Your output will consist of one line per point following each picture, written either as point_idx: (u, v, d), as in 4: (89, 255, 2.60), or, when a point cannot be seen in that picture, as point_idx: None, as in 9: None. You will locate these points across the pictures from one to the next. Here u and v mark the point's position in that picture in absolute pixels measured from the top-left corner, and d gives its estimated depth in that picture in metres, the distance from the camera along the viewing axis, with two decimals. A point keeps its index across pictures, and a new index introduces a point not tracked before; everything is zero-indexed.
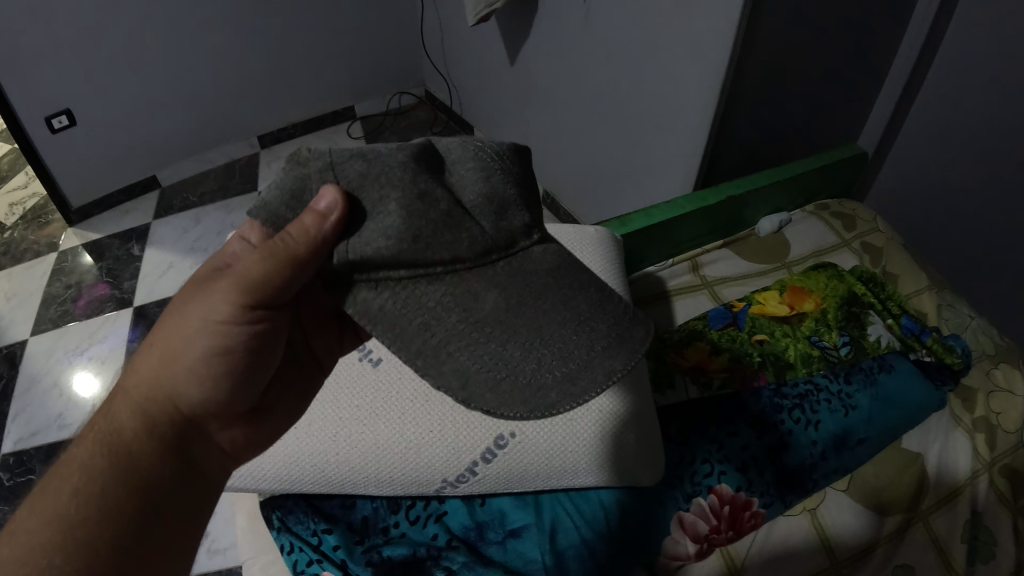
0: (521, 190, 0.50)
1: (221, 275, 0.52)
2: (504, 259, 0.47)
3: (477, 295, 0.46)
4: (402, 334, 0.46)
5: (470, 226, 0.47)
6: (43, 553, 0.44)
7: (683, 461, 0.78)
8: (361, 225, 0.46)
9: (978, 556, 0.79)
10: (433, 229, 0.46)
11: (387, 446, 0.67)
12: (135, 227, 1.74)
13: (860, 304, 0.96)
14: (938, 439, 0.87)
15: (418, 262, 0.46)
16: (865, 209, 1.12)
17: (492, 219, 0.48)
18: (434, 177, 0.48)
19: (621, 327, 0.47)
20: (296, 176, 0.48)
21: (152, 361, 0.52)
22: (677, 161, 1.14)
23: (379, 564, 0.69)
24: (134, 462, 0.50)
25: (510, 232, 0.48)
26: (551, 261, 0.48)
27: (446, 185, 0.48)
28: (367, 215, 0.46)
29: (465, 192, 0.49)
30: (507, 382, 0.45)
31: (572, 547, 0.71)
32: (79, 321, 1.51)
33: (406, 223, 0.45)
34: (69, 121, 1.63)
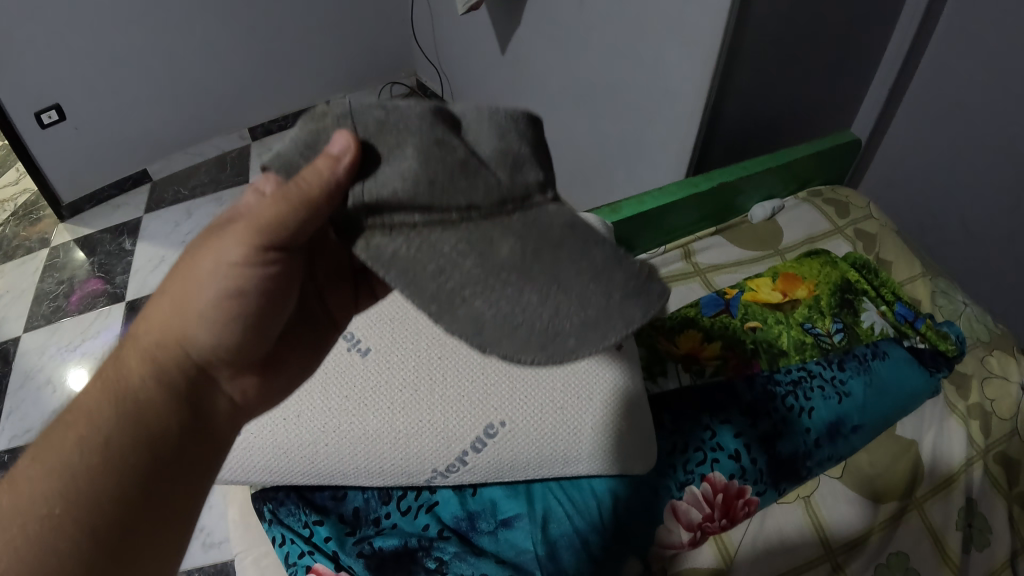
0: (534, 151, 0.49)
1: (235, 216, 0.49)
2: (519, 210, 0.46)
3: (493, 242, 0.44)
4: (414, 280, 0.43)
5: (485, 176, 0.46)
6: (44, 505, 0.42)
7: (675, 449, 0.77)
8: (377, 167, 0.45)
9: (975, 544, 0.80)
10: (449, 174, 0.45)
11: (377, 437, 0.65)
12: (126, 222, 1.73)
13: (854, 291, 0.95)
14: (933, 426, 0.87)
15: (433, 206, 0.44)
16: (859, 196, 1.11)
17: (508, 172, 0.47)
18: (451, 132, 0.47)
19: (639, 277, 0.44)
20: (311, 128, 0.46)
21: (163, 311, 0.49)
22: (670, 149, 1.14)
23: (371, 556, 0.69)
24: (142, 413, 0.46)
25: (524, 187, 0.47)
26: (565, 216, 0.47)
27: (460, 138, 0.47)
28: (381, 160, 0.45)
29: (482, 147, 0.48)
30: (524, 327, 0.41)
31: (563, 537, 0.70)
32: (72, 317, 1.50)
33: (423, 166, 0.44)
34: (59, 116, 1.62)
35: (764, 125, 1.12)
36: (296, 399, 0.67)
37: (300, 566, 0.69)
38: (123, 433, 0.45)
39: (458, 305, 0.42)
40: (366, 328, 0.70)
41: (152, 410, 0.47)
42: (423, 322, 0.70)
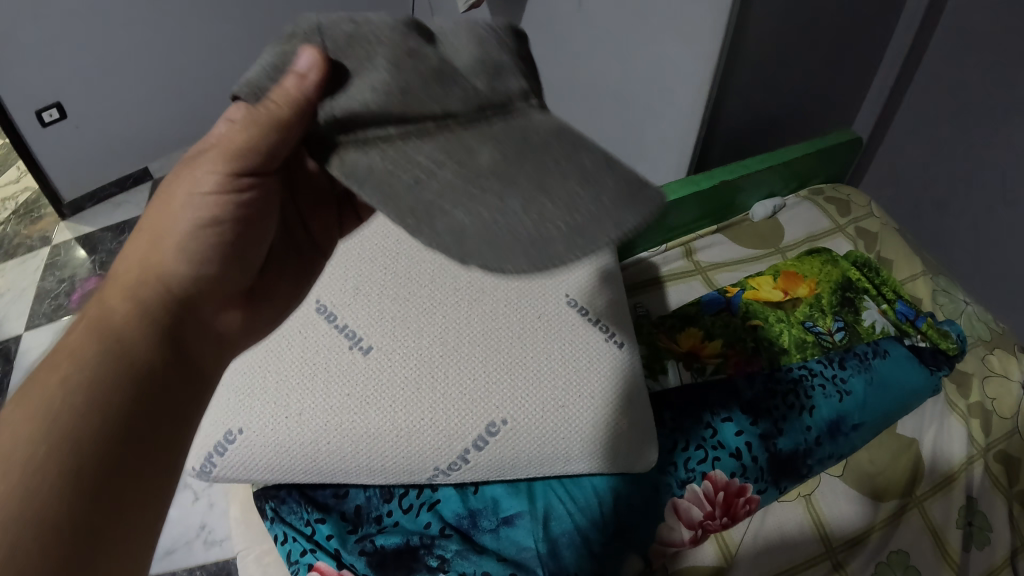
0: (516, 63, 0.49)
1: (204, 150, 0.52)
2: (500, 118, 0.45)
3: (473, 151, 0.43)
4: (390, 196, 0.41)
5: (464, 85, 0.45)
6: (27, 445, 0.39)
7: (676, 446, 0.77)
8: (347, 80, 0.44)
9: (975, 542, 0.81)
10: (424, 84, 0.44)
11: (378, 435, 0.65)
12: (128, 220, 1.72)
13: (855, 290, 0.95)
14: (934, 424, 0.87)
15: (409, 117, 0.43)
16: (860, 194, 1.11)
17: (487, 80, 0.46)
18: (426, 45, 0.46)
19: (629, 183, 0.44)
20: (278, 48, 0.45)
21: (140, 246, 0.50)
22: (670, 146, 1.14)
23: (373, 554, 0.69)
24: (127, 344, 0.45)
25: (505, 96, 0.46)
26: (549, 124, 0.46)
27: (436, 48, 0.46)
28: (351, 76, 0.44)
29: (459, 59, 0.47)
30: (507, 234, 0.40)
31: (564, 534, 0.70)
32: (74, 315, 1.50)
33: (402, 76, 0.43)
34: (60, 115, 1.62)
35: (764, 123, 1.12)
36: (297, 398, 0.66)
37: (302, 564, 0.69)
38: (107, 370, 0.43)
39: (436, 218, 0.40)
40: (369, 328, 0.70)
41: (135, 347, 0.45)
42: (425, 322, 0.70)
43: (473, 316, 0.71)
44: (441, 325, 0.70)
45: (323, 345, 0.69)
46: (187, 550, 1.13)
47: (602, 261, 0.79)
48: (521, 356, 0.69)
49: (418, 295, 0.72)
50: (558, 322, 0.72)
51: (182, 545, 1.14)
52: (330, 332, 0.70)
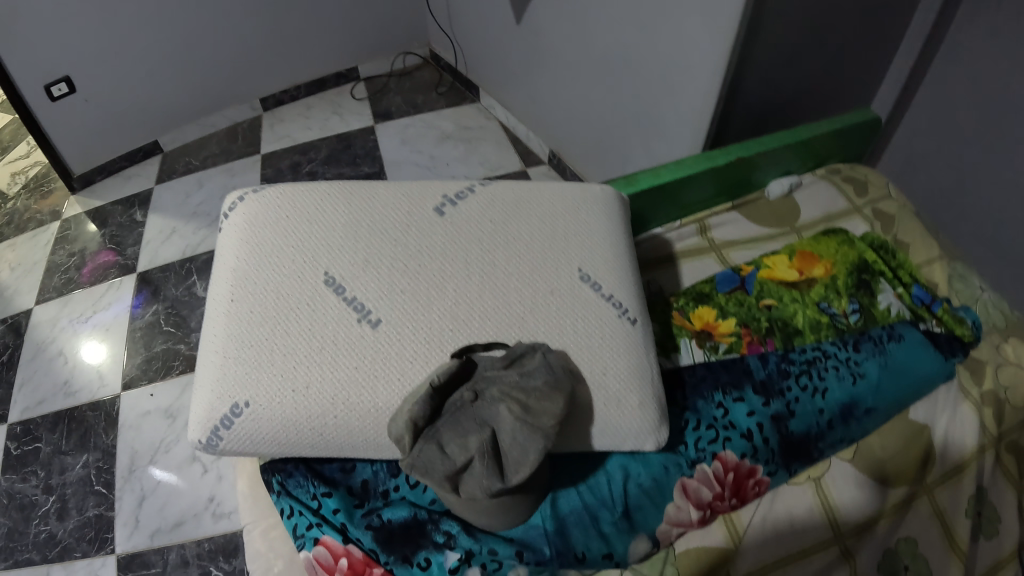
0: (503, 478, 0.57)
1: None
2: (453, 457, 0.56)
3: (400, 411, 0.58)
4: (375, 367, 0.63)
5: (473, 436, 0.56)
6: None
7: (687, 426, 0.75)
8: (474, 368, 0.60)
9: (983, 532, 0.81)
10: (456, 414, 0.57)
11: (388, 410, 0.62)
12: (138, 193, 1.73)
13: (871, 272, 0.93)
14: (946, 410, 0.85)
15: (443, 404, 0.58)
16: (878, 175, 1.09)
17: (482, 463, 0.56)
18: (513, 422, 0.57)
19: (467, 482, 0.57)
20: (526, 345, 0.61)
21: None
22: (686, 122, 1.11)
23: (380, 528, 0.69)
24: None
25: (519, 454, 0.57)
26: (446, 467, 0.56)
27: (521, 420, 0.57)
28: (472, 372, 0.60)
29: (504, 437, 0.57)
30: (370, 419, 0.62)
31: (572, 512, 0.70)
32: (84, 289, 1.50)
33: (501, 420, 0.57)
34: (69, 89, 1.61)
35: (783, 101, 1.09)
36: (304, 371, 0.63)
37: (307, 538, 0.69)
38: None
39: (359, 368, 0.63)
40: (378, 300, 0.66)
41: None
42: (435, 295, 0.67)
43: (484, 290, 0.67)
44: (452, 298, 0.67)
45: (332, 317, 0.65)
46: (196, 521, 1.14)
47: (626, 242, 0.77)
48: (534, 330, 0.65)
49: (428, 267, 0.68)
50: (572, 296, 0.68)
51: (191, 517, 1.14)
52: (338, 304, 0.66)
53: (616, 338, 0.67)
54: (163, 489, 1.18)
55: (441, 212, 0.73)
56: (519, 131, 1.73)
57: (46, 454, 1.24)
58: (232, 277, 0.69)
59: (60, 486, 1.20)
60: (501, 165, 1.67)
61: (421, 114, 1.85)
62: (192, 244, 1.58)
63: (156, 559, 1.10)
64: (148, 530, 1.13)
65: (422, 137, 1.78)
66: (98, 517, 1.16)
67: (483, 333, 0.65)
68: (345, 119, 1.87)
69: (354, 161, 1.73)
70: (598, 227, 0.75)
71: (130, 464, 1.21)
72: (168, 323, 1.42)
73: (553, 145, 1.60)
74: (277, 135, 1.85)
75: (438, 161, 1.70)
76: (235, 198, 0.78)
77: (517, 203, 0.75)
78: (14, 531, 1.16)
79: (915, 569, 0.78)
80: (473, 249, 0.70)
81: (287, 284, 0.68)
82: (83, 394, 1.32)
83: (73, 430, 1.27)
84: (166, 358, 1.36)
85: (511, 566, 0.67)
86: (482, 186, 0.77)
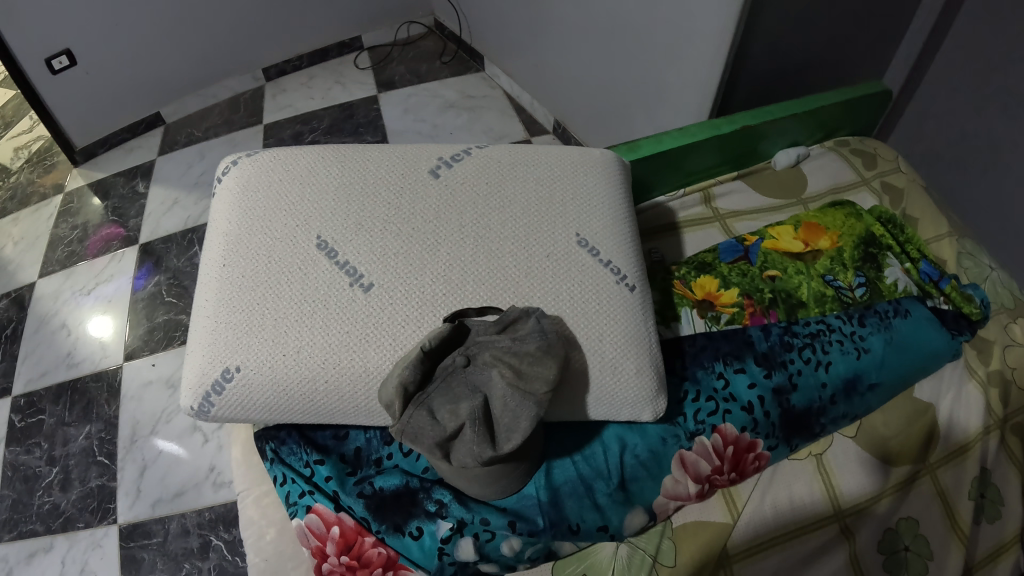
0: (493, 445, 0.55)
1: None
2: (443, 423, 0.55)
3: (391, 376, 0.57)
4: (367, 331, 0.61)
5: (464, 401, 0.55)
6: None
7: (686, 397, 0.74)
8: (468, 332, 0.59)
9: (986, 515, 0.80)
10: (448, 380, 0.56)
11: (379, 375, 0.61)
12: (140, 164, 1.71)
13: (878, 245, 0.91)
14: (951, 390, 0.83)
15: (436, 370, 0.57)
16: (887, 148, 1.07)
17: (473, 430, 0.55)
18: (506, 387, 0.55)
19: (458, 450, 0.56)
20: (520, 309, 0.59)
21: None
22: (693, 91, 1.08)
23: (371, 496, 0.68)
24: None
25: (511, 421, 0.55)
26: (436, 433, 0.55)
27: (515, 385, 0.55)
28: (467, 336, 0.59)
29: (496, 403, 0.56)
30: (362, 384, 0.61)
31: (567, 483, 0.69)
32: (87, 261, 1.49)
33: (495, 384, 0.56)
34: (70, 62, 1.59)
35: (793, 69, 1.06)
36: (296, 335, 0.61)
37: (300, 506, 0.68)
38: None
39: (351, 331, 0.61)
40: (370, 264, 0.64)
41: None
42: (428, 259, 0.65)
43: (478, 254, 0.66)
44: (446, 261, 0.65)
45: (323, 281, 0.64)
46: (196, 491, 1.14)
47: (626, 208, 0.75)
48: (529, 295, 0.64)
49: (421, 231, 0.67)
50: (568, 261, 0.67)
51: (192, 486, 1.14)
52: (330, 268, 0.64)
53: (612, 304, 0.65)
54: (164, 459, 1.17)
55: (436, 174, 0.72)
56: (523, 100, 1.70)
57: (49, 426, 1.24)
58: (224, 241, 0.68)
59: (63, 457, 1.20)
60: (504, 134, 1.65)
61: (425, 83, 1.82)
62: (193, 214, 1.57)
63: (157, 529, 1.10)
64: (149, 500, 1.13)
65: (425, 106, 1.75)
66: (100, 488, 1.15)
67: (476, 297, 0.63)
68: (347, 89, 1.84)
69: (356, 131, 1.71)
70: (597, 192, 0.73)
71: (132, 435, 1.21)
72: (170, 293, 1.41)
73: (558, 114, 1.58)
74: (278, 105, 1.83)
75: (440, 130, 1.68)
76: (229, 162, 0.76)
77: (514, 165, 0.74)
78: (18, 502, 1.16)
79: (915, 549, 0.77)
80: (467, 212, 0.68)
81: (278, 248, 0.66)
82: (86, 366, 1.31)
83: (76, 401, 1.26)
84: (168, 329, 1.35)
85: (504, 536, 0.67)
86: (478, 149, 0.75)
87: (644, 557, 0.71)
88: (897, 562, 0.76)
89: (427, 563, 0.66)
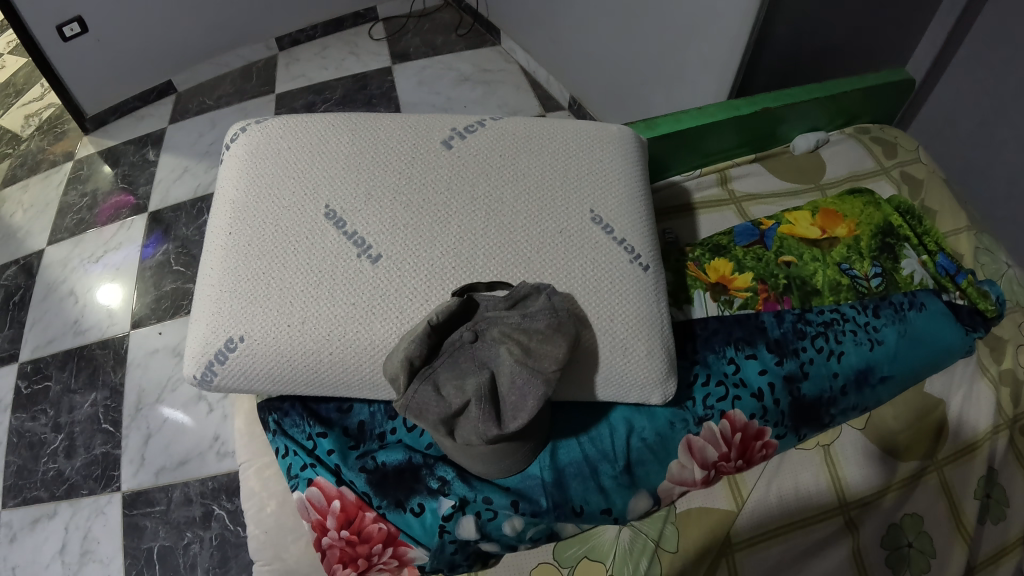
0: (497, 421, 0.54)
1: None
2: (447, 396, 0.54)
3: (398, 348, 0.55)
4: (376, 303, 0.60)
5: (473, 376, 0.54)
6: None
7: (696, 380, 0.73)
8: (477, 309, 0.57)
9: (991, 515, 0.78)
10: (455, 355, 0.55)
11: (385, 348, 0.60)
12: (150, 133, 1.70)
13: (896, 236, 0.89)
14: (962, 387, 0.82)
15: (444, 344, 0.56)
16: (908, 138, 1.04)
17: (478, 405, 0.54)
18: (515, 363, 0.54)
19: (461, 426, 0.55)
20: (530, 286, 0.58)
21: None
22: (713, 70, 1.06)
23: (374, 471, 0.67)
24: None
25: (520, 398, 0.54)
26: (442, 407, 0.54)
27: (523, 362, 0.54)
28: (477, 311, 0.58)
29: (502, 379, 0.55)
30: (368, 356, 0.60)
31: (572, 464, 0.68)
32: (96, 229, 1.48)
33: (504, 360, 0.55)
34: (81, 29, 1.57)
35: (817, 52, 1.04)
36: (302, 305, 0.60)
37: (301, 479, 0.68)
38: None
39: (358, 303, 0.60)
40: (378, 235, 0.63)
41: None
42: (438, 231, 0.64)
43: (490, 227, 0.64)
44: (456, 234, 0.64)
45: (331, 251, 0.62)
46: (200, 460, 1.13)
47: (641, 185, 0.74)
48: (540, 271, 0.63)
49: (432, 202, 0.65)
50: (581, 238, 0.65)
51: (196, 455, 1.14)
52: (338, 238, 0.63)
53: (623, 283, 0.64)
54: (169, 427, 1.17)
55: (449, 145, 0.70)
56: (539, 75, 1.68)
57: (55, 393, 1.24)
58: (231, 209, 0.67)
59: (68, 424, 1.20)
60: (518, 109, 1.63)
61: (440, 56, 1.80)
62: (203, 183, 1.56)
63: (160, 497, 1.10)
64: (153, 468, 1.13)
65: (439, 79, 1.73)
66: (105, 456, 1.15)
67: (486, 272, 0.62)
68: (361, 60, 1.82)
69: (369, 102, 1.69)
70: (612, 168, 0.72)
71: (137, 403, 1.21)
72: (178, 262, 1.41)
73: (574, 90, 1.56)
74: (291, 75, 1.81)
75: (454, 103, 1.66)
76: (237, 129, 0.75)
77: (528, 138, 0.72)
78: (23, 469, 1.16)
79: (918, 546, 0.76)
80: (480, 185, 0.67)
81: (285, 216, 0.65)
82: (93, 333, 1.31)
83: (82, 368, 1.26)
84: (175, 297, 1.34)
85: (507, 516, 0.66)
86: (492, 121, 0.74)
87: (646, 542, 0.71)
88: (900, 558, 0.75)
89: (427, 540, 0.66)
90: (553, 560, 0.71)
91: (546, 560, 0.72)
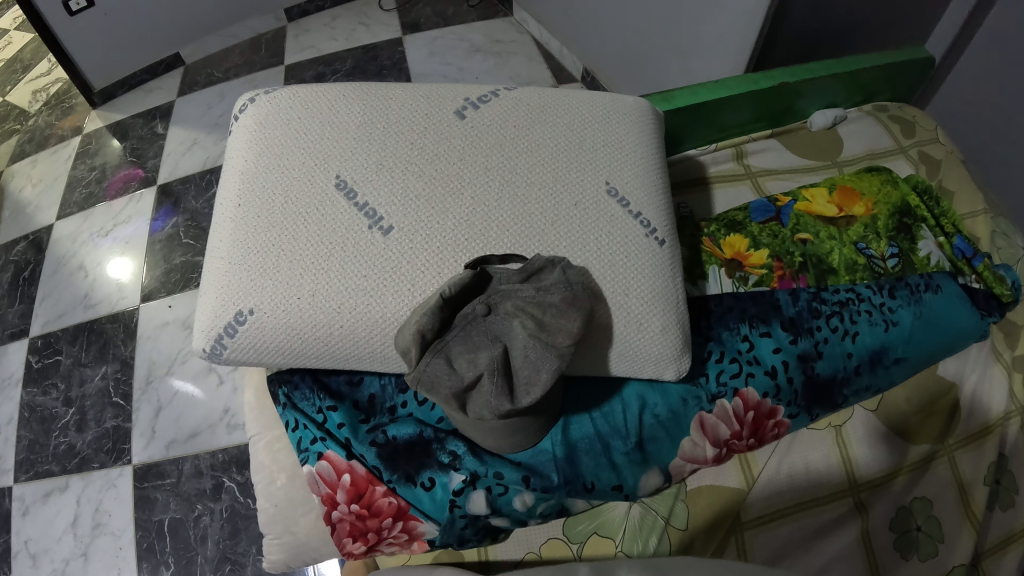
0: (507, 394, 0.54)
1: None
2: (458, 367, 0.54)
3: (412, 319, 0.55)
4: (389, 276, 0.60)
5: (485, 350, 0.54)
6: None
7: (710, 357, 0.72)
8: (488, 284, 0.57)
9: (999, 502, 0.78)
10: (466, 330, 0.54)
11: (396, 322, 0.59)
12: (159, 106, 1.69)
13: (913, 217, 0.88)
14: (975, 371, 0.82)
15: (456, 317, 0.55)
16: (927, 117, 1.03)
17: (489, 376, 0.53)
18: (531, 334, 0.54)
19: (470, 397, 0.55)
20: (543, 259, 0.58)
21: None
22: (729, 42, 1.04)
23: (384, 445, 0.67)
24: None
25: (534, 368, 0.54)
26: (455, 379, 0.53)
27: (538, 335, 0.54)
28: (488, 286, 0.57)
29: (515, 353, 0.54)
30: (378, 329, 0.60)
31: (585, 439, 0.67)
32: (105, 203, 1.48)
33: (519, 334, 0.54)
34: (87, 3, 1.55)
35: (836, 25, 1.01)
36: (313, 278, 0.60)
37: (312, 452, 0.67)
38: None
39: (367, 275, 0.60)
40: (389, 206, 0.62)
41: None
42: (450, 203, 0.63)
43: (504, 199, 0.64)
44: (469, 206, 0.63)
45: (342, 222, 0.62)
46: (211, 432, 1.14)
47: (656, 157, 0.73)
48: (554, 244, 0.62)
49: (445, 173, 0.65)
50: (596, 210, 0.64)
51: (206, 428, 1.14)
52: (349, 209, 0.62)
53: (641, 257, 0.63)
54: (180, 399, 1.18)
55: (462, 115, 0.69)
56: (551, 46, 1.65)
57: (67, 366, 1.24)
58: (240, 181, 0.66)
59: (79, 398, 1.20)
60: (531, 80, 1.61)
61: (451, 26, 1.77)
62: (212, 155, 1.55)
63: (171, 469, 1.11)
64: (164, 440, 1.14)
65: (451, 49, 1.71)
66: (116, 429, 1.16)
67: (499, 245, 0.62)
68: (372, 30, 1.79)
69: (380, 73, 1.68)
70: (629, 140, 0.71)
71: (148, 375, 1.21)
72: (188, 235, 1.40)
73: (586, 61, 1.54)
74: (301, 46, 1.79)
75: (466, 74, 1.65)
76: (247, 99, 0.73)
77: (543, 109, 0.71)
78: (35, 443, 1.17)
79: (927, 530, 0.75)
80: (494, 156, 0.66)
81: (297, 187, 0.64)
82: (103, 307, 1.31)
83: (92, 341, 1.27)
84: (184, 270, 1.34)
85: (517, 491, 0.66)
86: (505, 91, 0.72)
87: (656, 519, 0.72)
88: (909, 542, 0.74)
89: (437, 515, 0.66)
90: (563, 536, 0.73)
91: (555, 536, 0.73)
